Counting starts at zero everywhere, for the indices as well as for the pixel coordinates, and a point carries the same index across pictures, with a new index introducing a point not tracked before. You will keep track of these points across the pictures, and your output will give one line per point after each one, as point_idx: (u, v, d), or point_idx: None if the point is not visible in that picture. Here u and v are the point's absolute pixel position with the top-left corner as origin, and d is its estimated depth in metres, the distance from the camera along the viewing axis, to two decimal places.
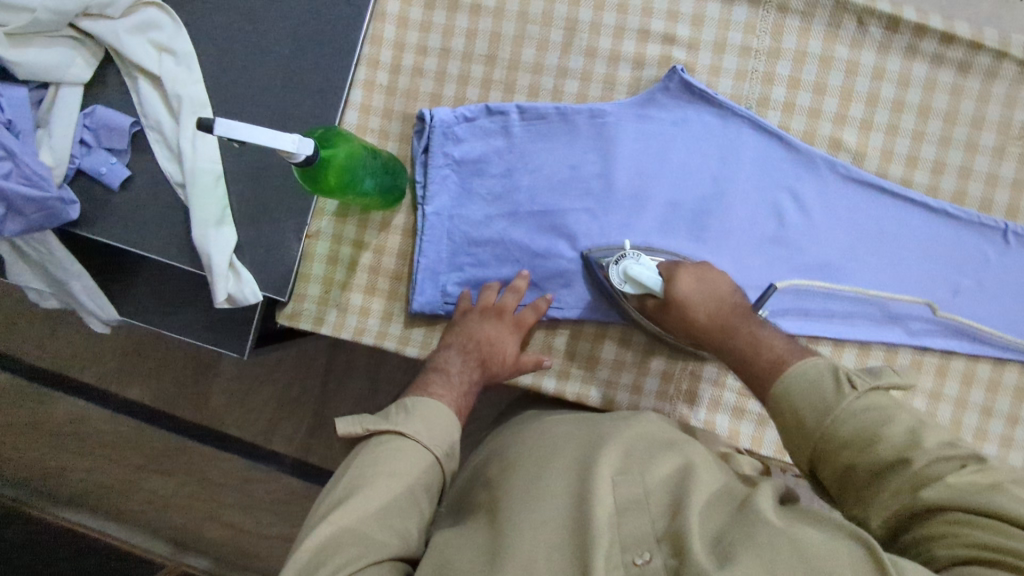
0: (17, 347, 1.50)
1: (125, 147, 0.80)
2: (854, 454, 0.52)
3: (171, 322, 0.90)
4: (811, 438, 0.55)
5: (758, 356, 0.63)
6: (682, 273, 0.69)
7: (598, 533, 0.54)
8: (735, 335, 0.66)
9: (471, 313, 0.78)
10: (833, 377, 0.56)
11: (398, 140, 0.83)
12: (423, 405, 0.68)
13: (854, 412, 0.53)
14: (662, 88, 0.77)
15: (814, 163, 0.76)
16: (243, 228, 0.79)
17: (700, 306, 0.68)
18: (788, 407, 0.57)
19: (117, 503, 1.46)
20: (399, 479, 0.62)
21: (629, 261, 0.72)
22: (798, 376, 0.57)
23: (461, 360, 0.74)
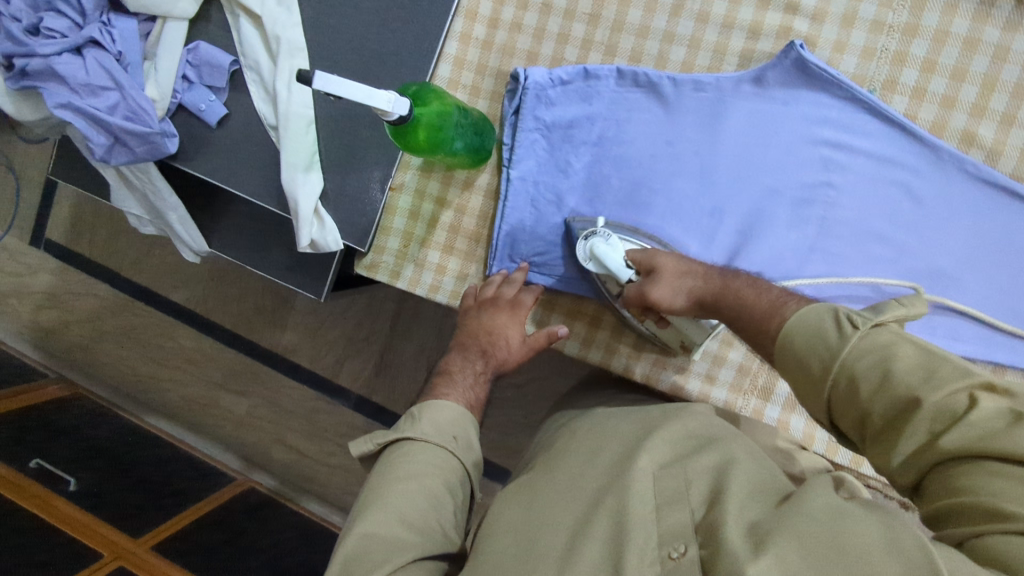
0: (117, 264, 1.61)
1: (224, 84, 0.82)
2: (876, 401, 0.48)
3: (257, 259, 0.93)
4: (845, 411, 0.51)
5: (756, 301, 0.59)
6: (659, 259, 0.68)
7: (636, 530, 0.55)
8: (720, 281, 0.63)
9: (469, 307, 0.79)
10: (832, 321, 0.52)
11: (489, 97, 0.81)
12: (427, 408, 0.72)
13: (866, 353, 0.50)
14: (775, 63, 0.71)
15: (939, 158, 0.69)
16: (331, 176, 0.80)
17: (677, 287, 0.66)
18: (795, 364, 0.53)
19: (197, 415, 1.57)
20: (411, 480, 0.66)
21: (598, 239, 0.71)
22: (798, 323, 0.53)
23: (462, 358, 0.78)
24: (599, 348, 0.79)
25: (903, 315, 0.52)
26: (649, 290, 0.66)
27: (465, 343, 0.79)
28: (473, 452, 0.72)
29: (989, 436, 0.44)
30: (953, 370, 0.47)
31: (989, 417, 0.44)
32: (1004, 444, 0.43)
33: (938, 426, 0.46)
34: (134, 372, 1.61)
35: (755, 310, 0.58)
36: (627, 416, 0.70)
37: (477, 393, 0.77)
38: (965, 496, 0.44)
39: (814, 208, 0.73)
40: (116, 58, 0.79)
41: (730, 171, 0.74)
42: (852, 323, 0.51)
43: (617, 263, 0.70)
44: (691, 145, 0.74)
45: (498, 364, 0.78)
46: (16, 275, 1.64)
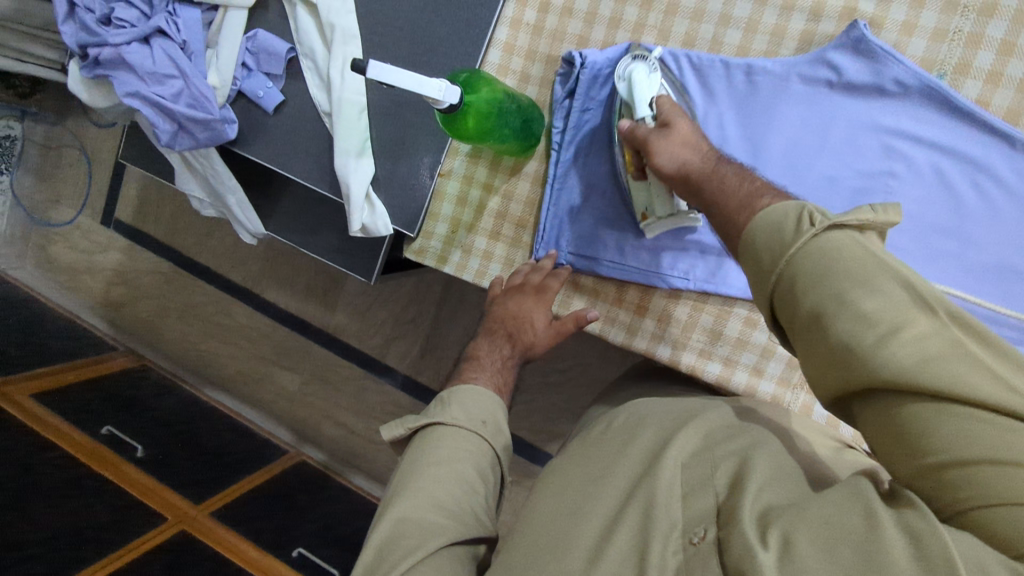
0: (180, 243, 1.69)
1: (280, 72, 0.84)
2: (808, 292, 0.47)
3: (311, 242, 0.96)
4: (783, 300, 0.49)
5: (734, 190, 0.57)
6: (677, 118, 0.64)
7: (661, 517, 0.55)
8: (713, 163, 0.60)
9: (498, 294, 0.82)
10: (795, 215, 0.50)
11: (538, 84, 0.80)
12: (457, 393, 0.74)
13: (818, 249, 0.48)
14: (836, 44, 0.68)
15: (1012, 146, 0.65)
16: (382, 161, 0.82)
17: (677, 150, 0.62)
18: (754, 260, 0.51)
19: (253, 390, 1.64)
20: (443, 464, 0.67)
21: (642, 64, 0.69)
22: (762, 219, 0.51)
23: (489, 344, 0.81)
24: (644, 338, 0.78)
25: (870, 220, 0.49)
26: (654, 142, 0.63)
27: (492, 328, 0.82)
28: (503, 436, 0.73)
29: (924, 361, 0.43)
30: (892, 279, 0.45)
31: (921, 337, 0.44)
32: (943, 378, 0.43)
33: (872, 334, 0.44)
34: (195, 346, 1.69)
35: (730, 201, 0.56)
36: (664, 407, 0.70)
37: (505, 377, 0.79)
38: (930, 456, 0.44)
39: (873, 198, 0.70)
40: (181, 47, 0.82)
41: (785, 156, 0.72)
42: (812, 221, 0.49)
43: (643, 98, 0.68)
44: (745, 133, 0.73)
45: (525, 349, 0.80)
46: (89, 253, 1.75)
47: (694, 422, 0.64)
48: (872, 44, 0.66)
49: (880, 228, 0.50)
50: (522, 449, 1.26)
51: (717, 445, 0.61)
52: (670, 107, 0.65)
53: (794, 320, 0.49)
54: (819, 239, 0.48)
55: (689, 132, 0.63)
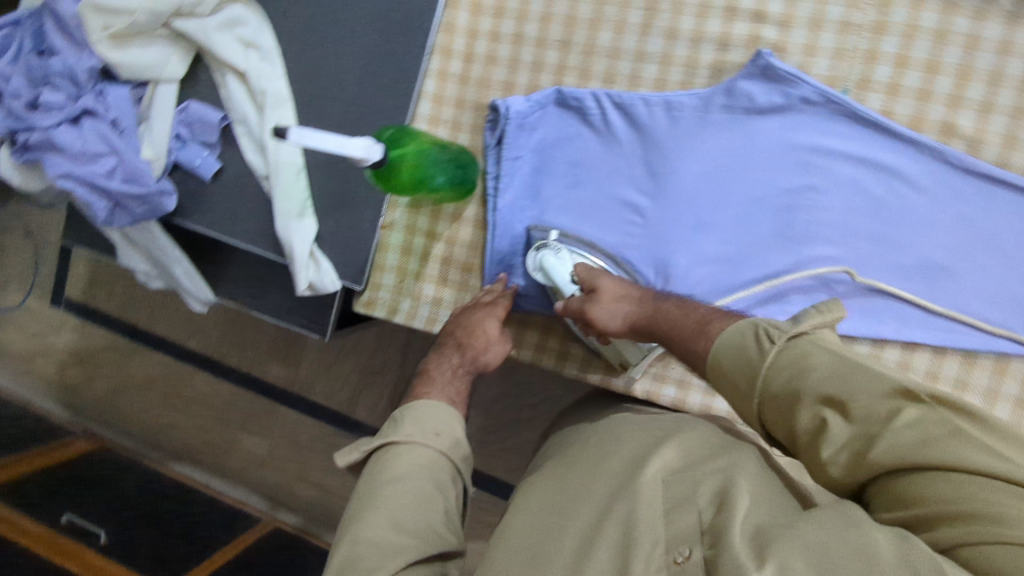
0: (135, 316, 1.66)
1: (215, 139, 0.86)
2: (793, 408, 0.51)
3: (262, 304, 0.96)
4: (772, 414, 0.53)
5: (683, 324, 0.62)
6: (598, 279, 0.70)
7: (642, 539, 0.54)
8: (651, 305, 0.66)
9: (452, 317, 0.81)
10: (753, 335, 0.55)
11: (470, 130, 0.81)
12: (411, 410, 0.70)
13: (785, 363, 0.52)
14: (745, 72, 0.71)
15: (918, 153, 0.69)
16: (323, 218, 0.83)
17: (615, 307, 0.68)
18: (731, 388, 0.56)
19: (222, 458, 1.61)
20: (401, 482, 0.64)
21: (549, 252, 0.75)
22: (724, 344, 0.57)
23: (438, 355, 0.77)
24: (598, 368, 0.79)
25: (821, 321, 0.55)
26: (589, 313, 0.68)
27: (443, 341, 0.78)
28: (461, 448, 0.70)
29: (921, 441, 0.46)
30: (871, 377, 0.49)
31: (914, 423, 0.47)
32: (932, 451, 0.46)
33: (860, 437, 0.48)
34: (158, 420, 1.65)
35: (682, 334, 0.61)
36: (650, 420, 0.70)
37: (458, 388, 0.74)
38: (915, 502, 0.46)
39: (800, 214, 0.73)
40: (112, 124, 0.82)
41: (712, 182, 0.74)
42: (771, 337, 0.54)
43: (563, 277, 0.73)
44: (672, 162, 0.75)
45: (476, 359, 0.76)
46: (41, 335, 1.70)
47: (671, 438, 0.64)
48: (778, 70, 0.70)
49: (831, 323, 0.55)
50: (498, 489, 1.25)
51: (703, 463, 0.60)
52: (589, 275, 0.71)
53: (787, 429, 0.52)
54: (781, 350, 0.53)
55: (617, 284, 0.69)
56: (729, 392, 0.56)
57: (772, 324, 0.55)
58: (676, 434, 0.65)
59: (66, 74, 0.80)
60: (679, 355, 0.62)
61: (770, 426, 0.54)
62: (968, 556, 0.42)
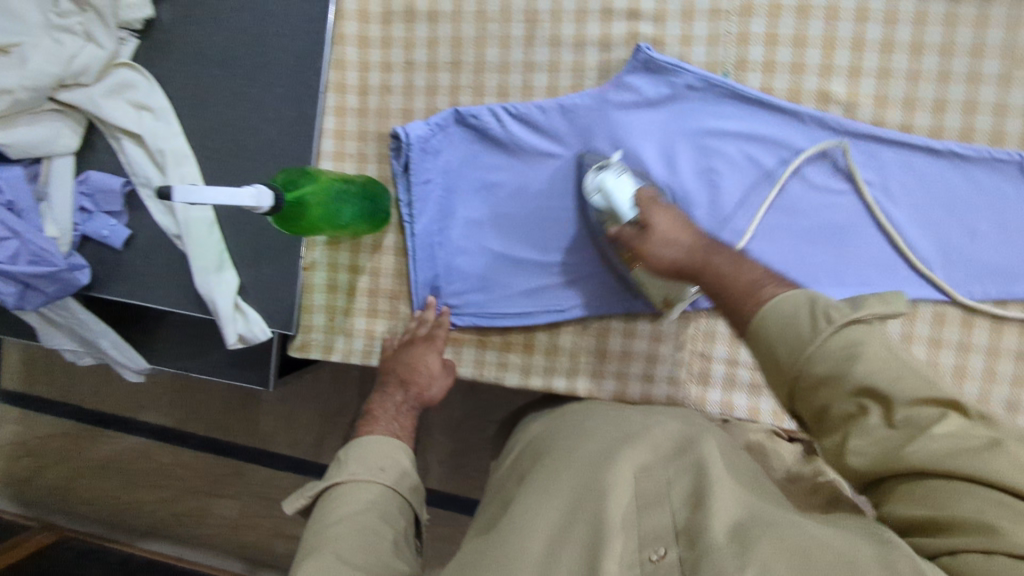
0: (83, 396, 1.61)
1: (121, 207, 0.83)
2: (836, 392, 0.49)
3: (197, 364, 0.94)
4: (810, 393, 0.50)
5: (735, 279, 0.58)
6: (654, 212, 0.68)
7: (614, 534, 0.54)
8: (700, 255, 0.63)
9: (388, 352, 0.80)
10: (809, 313, 0.51)
11: (377, 160, 0.82)
12: (355, 448, 0.72)
13: (839, 348, 0.49)
14: (629, 68, 0.74)
15: (801, 121, 0.72)
16: (243, 268, 0.83)
17: (665, 248, 0.66)
18: (766, 346, 0.52)
19: (191, 528, 1.55)
20: (343, 514, 0.65)
21: (610, 173, 0.71)
22: (774, 310, 0.53)
23: (381, 394, 0.78)
24: (538, 374, 0.80)
25: (891, 313, 0.50)
26: (639, 244, 0.67)
27: (385, 378, 0.79)
28: (409, 477, 0.71)
29: (951, 453, 0.45)
30: (916, 379, 0.47)
31: (953, 434, 0.46)
32: (963, 466, 0.45)
33: (897, 436, 0.47)
34: (120, 499, 1.59)
35: (736, 288, 0.58)
36: (617, 418, 0.69)
37: (403, 423, 0.76)
38: (941, 512, 0.45)
39: (705, 195, 0.75)
40: (8, 206, 0.78)
41: None
42: (829, 317, 0.50)
43: (621, 199, 0.70)
44: (576, 163, 0.77)
45: (420, 394, 0.77)
46: None
47: (641, 434, 0.64)
48: (659, 62, 0.72)
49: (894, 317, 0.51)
50: None
51: (677, 457, 0.60)
52: (648, 203, 0.69)
53: (818, 412, 0.50)
54: (839, 334, 0.49)
55: (673, 220, 0.67)
56: (769, 362, 0.52)
57: (834, 306, 0.51)
58: (646, 432, 0.65)
59: None
60: (725, 310, 0.58)
61: (797, 399, 0.52)
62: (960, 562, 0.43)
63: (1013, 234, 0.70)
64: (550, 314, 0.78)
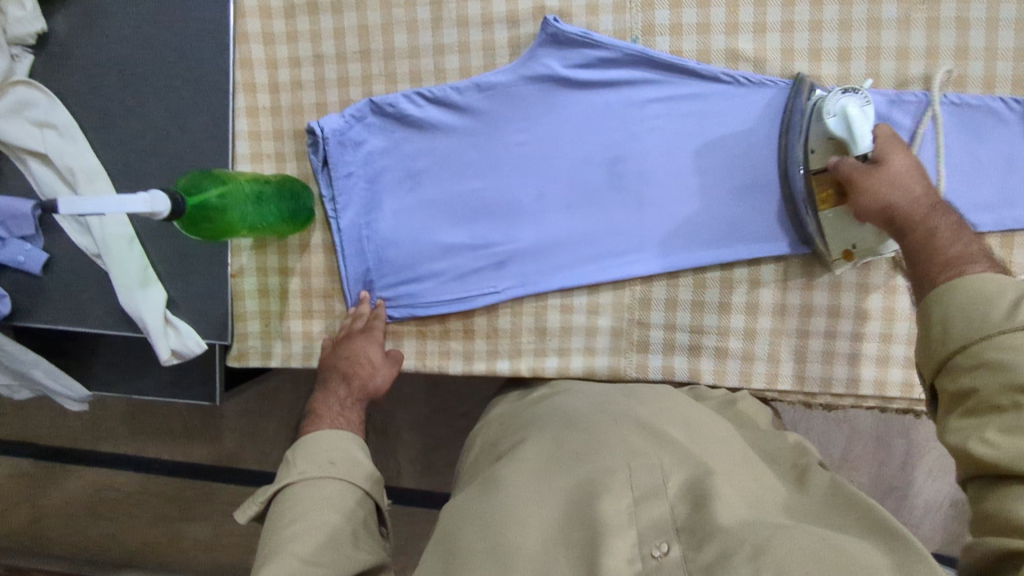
0: (35, 436, 1.55)
1: (34, 231, 0.80)
2: (990, 382, 0.50)
3: (137, 385, 0.91)
4: (963, 378, 0.52)
5: (946, 244, 0.58)
6: (893, 152, 0.62)
7: (611, 528, 0.52)
8: (921, 210, 0.60)
9: (327, 353, 0.78)
10: (1010, 295, 0.51)
11: (295, 159, 0.80)
12: (302, 446, 0.70)
13: (1013, 338, 0.49)
14: (539, 42, 0.73)
15: (713, 80, 0.73)
16: (169, 281, 0.80)
17: (889, 193, 0.61)
18: (942, 304, 0.55)
19: (166, 554, 1.53)
20: (302, 519, 0.64)
21: (852, 99, 0.64)
22: (975, 282, 0.54)
23: (326, 393, 0.75)
24: (481, 358, 0.79)
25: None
26: (861, 179, 0.62)
27: (327, 378, 0.76)
28: (363, 467, 0.70)
29: None
30: None
31: None
32: None
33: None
34: (88, 534, 1.55)
35: (933, 254, 0.58)
36: (599, 406, 0.68)
37: (353, 416, 0.75)
38: None
39: (628, 163, 0.75)
40: None
41: (540, 152, 0.76)
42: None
43: (862, 133, 0.63)
44: (499, 143, 0.76)
45: (365, 387, 0.76)
46: None
47: (626, 422, 0.64)
48: (569, 33, 0.72)
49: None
50: None
51: (662, 446, 0.60)
52: (890, 141, 0.63)
53: (962, 396, 0.52)
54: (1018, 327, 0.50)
55: (912, 166, 0.62)
56: (947, 322, 0.54)
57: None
58: (634, 420, 0.65)
59: None
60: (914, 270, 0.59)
61: (945, 373, 0.54)
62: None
63: (935, 176, 0.70)
64: (486, 297, 0.78)
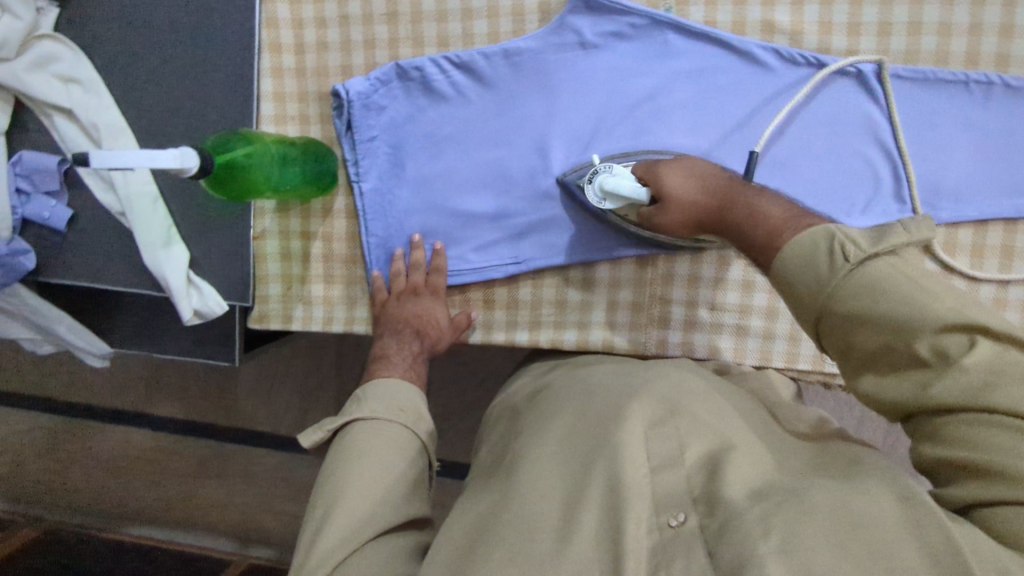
0: (59, 391, 1.60)
1: (59, 186, 0.81)
2: (863, 328, 0.50)
3: (158, 344, 0.92)
4: (833, 327, 0.52)
5: (761, 222, 0.59)
6: (665, 177, 0.66)
7: (630, 498, 0.54)
8: (721, 198, 0.63)
9: (385, 301, 0.78)
10: (828, 245, 0.52)
11: (319, 122, 0.79)
12: (374, 387, 0.71)
13: (854, 282, 0.50)
14: (570, 8, 0.72)
15: (747, 53, 0.71)
16: (193, 242, 0.81)
17: (682, 191, 0.65)
18: (786, 284, 0.54)
19: (178, 513, 1.54)
20: (368, 455, 0.65)
21: (603, 175, 0.69)
22: (794, 247, 0.54)
23: (397, 340, 0.76)
24: (500, 329, 0.80)
25: (909, 241, 0.51)
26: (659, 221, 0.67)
27: (397, 328, 0.77)
28: (424, 420, 0.70)
29: (984, 388, 0.46)
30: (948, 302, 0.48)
31: (987, 364, 0.46)
32: (1000, 398, 0.46)
33: (930, 371, 0.48)
34: (103, 489, 1.58)
35: (759, 227, 0.58)
36: (622, 368, 0.68)
37: (417, 372, 0.75)
38: (979, 452, 0.47)
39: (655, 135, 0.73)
40: None
41: (567, 122, 0.75)
42: (845, 253, 0.51)
43: (622, 185, 0.67)
44: (524, 111, 0.75)
45: (433, 343, 0.77)
46: None
47: (642, 386, 0.63)
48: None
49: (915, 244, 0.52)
50: None
51: (683, 413, 0.59)
52: (669, 164, 0.67)
53: (846, 338, 0.52)
54: (856, 270, 0.51)
55: (685, 177, 0.65)
56: (796, 293, 0.53)
57: (850, 240, 0.51)
58: (658, 380, 0.64)
59: None
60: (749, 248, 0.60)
61: (823, 328, 0.53)
62: (986, 516, 0.46)
63: (960, 154, 0.69)
64: (509, 267, 0.77)
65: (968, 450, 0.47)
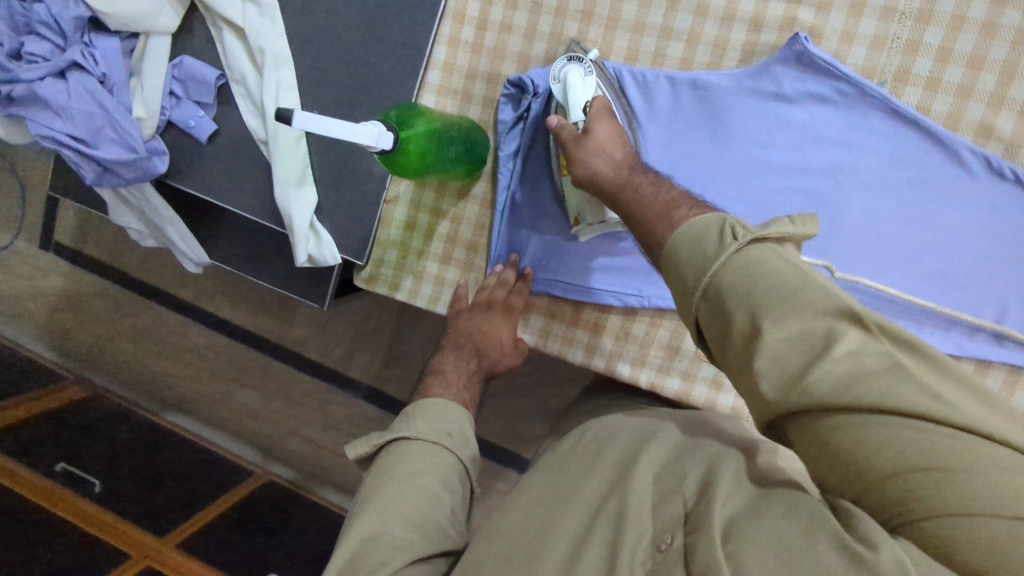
0: (129, 265, 1.63)
1: (211, 100, 0.80)
2: (740, 307, 0.46)
3: (258, 269, 0.93)
4: (709, 317, 0.49)
5: (652, 199, 0.57)
6: (599, 123, 0.64)
7: (631, 525, 0.52)
8: (626, 173, 0.61)
9: (462, 308, 0.80)
10: (717, 230, 0.49)
11: (481, 104, 0.77)
12: (421, 408, 0.73)
13: (738, 264, 0.47)
14: (779, 57, 0.67)
15: (953, 153, 0.66)
16: (323, 189, 0.80)
17: (595, 159, 0.62)
18: (676, 274, 0.51)
19: (212, 411, 1.60)
20: (408, 475, 0.66)
21: (575, 69, 0.68)
22: (684, 231, 0.51)
23: (456, 356, 0.81)
24: (603, 356, 0.78)
25: (790, 234, 0.49)
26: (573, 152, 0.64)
27: (459, 341, 0.81)
28: (470, 446, 0.73)
29: (858, 376, 0.43)
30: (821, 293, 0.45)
31: (855, 352, 0.44)
32: (871, 391, 0.43)
33: (801, 363, 0.44)
34: (151, 369, 1.64)
35: (648, 211, 0.56)
36: (642, 418, 0.68)
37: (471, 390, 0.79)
38: (870, 466, 0.43)
39: (822, 209, 0.70)
40: (101, 80, 0.77)
41: (736, 171, 0.71)
42: (735, 235, 0.48)
43: (576, 101, 0.67)
44: (696, 148, 0.72)
45: (490, 361, 0.81)
46: (30, 279, 1.67)
47: (655, 434, 0.62)
48: (814, 57, 0.65)
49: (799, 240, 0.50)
50: (494, 454, 1.26)
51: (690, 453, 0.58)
52: (597, 112, 0.65)
53: (721, 334, 0.48)
54: (741, 251, 0.48)
55: (614, 134, 0.64)
56: (673, 281, 0.51)
57: (743, 225, 0.49)
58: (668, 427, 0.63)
59: (52, 24, 0.74)
60: (637, 220, 0.57)
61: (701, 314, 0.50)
62: (929, 532, 0.41)
63: None
64: (628, 298, 0.74)
65: (888, 463, 0.42)
